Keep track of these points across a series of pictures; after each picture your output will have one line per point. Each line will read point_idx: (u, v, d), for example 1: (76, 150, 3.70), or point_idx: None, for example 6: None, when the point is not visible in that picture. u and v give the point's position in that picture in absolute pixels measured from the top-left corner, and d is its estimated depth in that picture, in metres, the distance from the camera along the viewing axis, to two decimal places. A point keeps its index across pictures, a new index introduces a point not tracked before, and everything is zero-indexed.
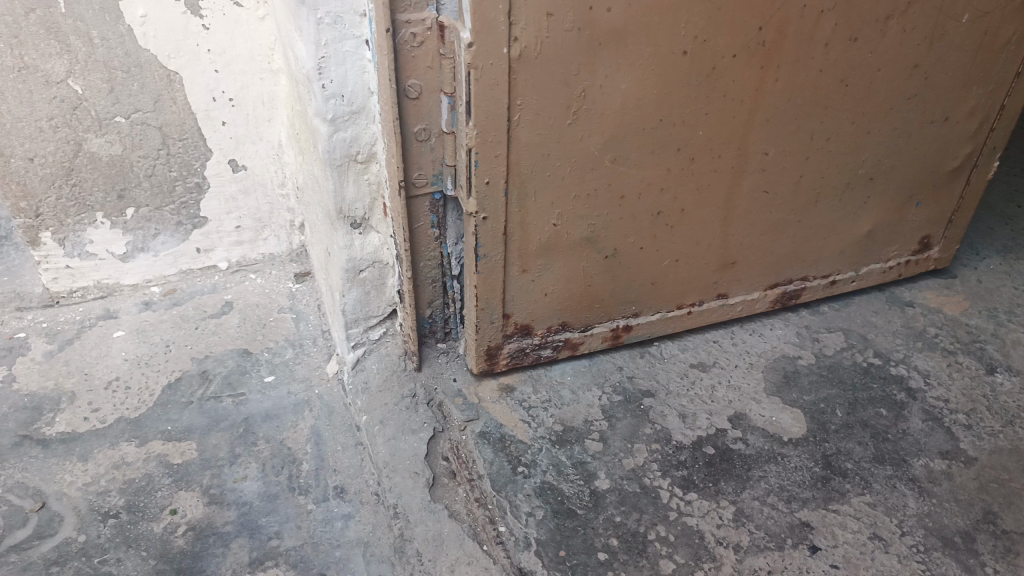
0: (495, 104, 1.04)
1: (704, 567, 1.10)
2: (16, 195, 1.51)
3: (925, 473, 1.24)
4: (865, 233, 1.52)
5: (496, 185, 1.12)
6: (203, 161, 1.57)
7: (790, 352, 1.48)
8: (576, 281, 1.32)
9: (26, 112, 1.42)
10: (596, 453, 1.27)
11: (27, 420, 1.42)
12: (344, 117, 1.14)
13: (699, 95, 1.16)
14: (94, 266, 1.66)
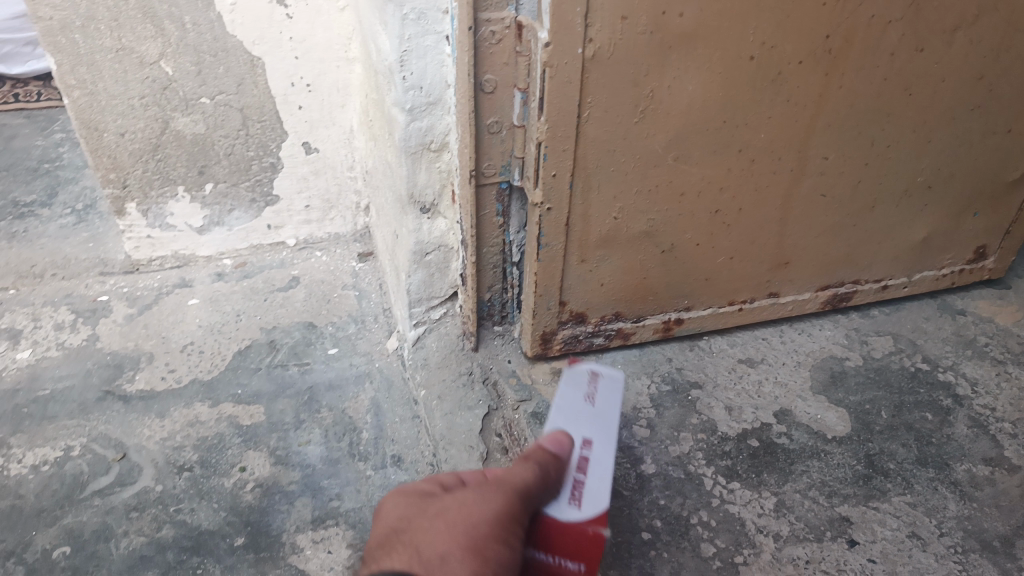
0: (567, 101, 1.09)
1: (744, 552, 1.14)
2: (107, 167, 1.61)
3: (967, 478, 1.26)
4: (920, 240, 1.54)
5: (562, 177, 1.18)
6: (279, 142, 1.66)
7: (837, 353, 1.51)
8: (632, 273, 1.37)
9: (121, 90, 1.52)
10: (644, 439, 1.32)
11: (109, 376, 1.52)
12: (421, 107, 1.21)
13: (763, 99, 1.19)
14: (173, 237, 1.77)
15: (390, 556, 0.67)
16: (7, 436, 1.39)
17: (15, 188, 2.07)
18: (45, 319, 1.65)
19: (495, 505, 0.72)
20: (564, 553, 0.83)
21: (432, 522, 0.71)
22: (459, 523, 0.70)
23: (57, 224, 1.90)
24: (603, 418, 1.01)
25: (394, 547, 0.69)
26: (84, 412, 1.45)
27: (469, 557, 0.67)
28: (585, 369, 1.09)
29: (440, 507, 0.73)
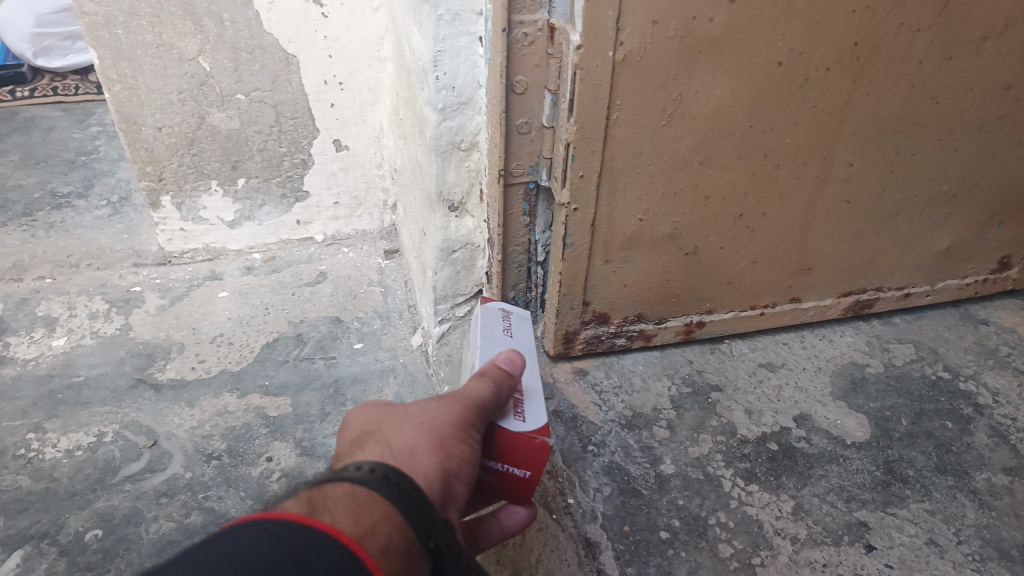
0: (596, 104, 1.11)
1: (761, 553, 1.16)
2: (143, 160, 1.66)
3: (986, 486, 1.27)
4: (943, 249, 1.54)
5: (589, 178, 1.20)
6: (310, 139, 1.70)
7: (858, 359, 1.52)
8: (655, 275, 1.38)
9: (159, 85, 1.56)
10: (663, 439, 1.33)
11: (141, 365, 1.56)
12: (452, 107, 1.23)
13: (790, 105, 1.21)
14: (205, 230, 1.81)
15: (360, 453, 0.70)
16: (43, 420, 1.44)
17: (53, 179, 2.12)
18: (80, 308, 1.70)
19: (454, 407, 0.75)
20: (511, 461, 0.84)
21: (401, 420, 0.74)
22: (425, 422, 0.73)
23: (93, 215, 1.95)
24: (522, 347, 1.01)
25: (363, 442, 0.72)
26: (117, 399, 1.49)
27: (434, 451, 0.70)
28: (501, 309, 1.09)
29: (408, 407, 0.76)
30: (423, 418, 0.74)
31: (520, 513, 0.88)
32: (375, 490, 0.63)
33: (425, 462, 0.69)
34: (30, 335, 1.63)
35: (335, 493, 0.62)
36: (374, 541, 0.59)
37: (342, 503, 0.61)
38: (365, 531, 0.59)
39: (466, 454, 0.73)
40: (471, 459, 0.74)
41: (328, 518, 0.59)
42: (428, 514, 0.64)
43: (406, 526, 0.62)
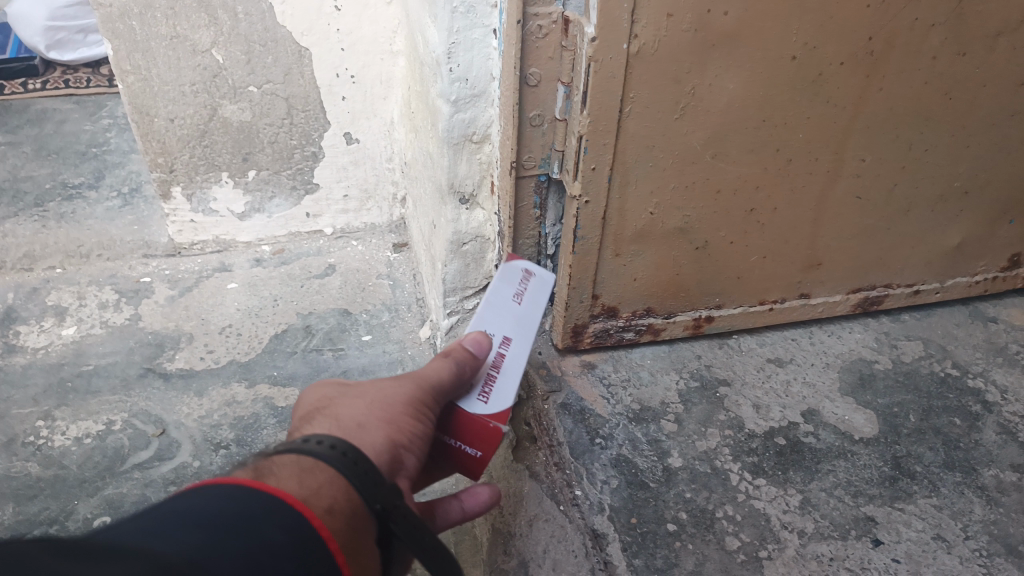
0: (609, 96, 1.11)
1: (768, 547, 1.16)
2: (155, 151, 1.67)
3: (994, 483, 1.27)
4: (954, 246, 1.54)
5: (601, 171, 1.20)
6: (321, 132, 1.71)
7: (867, 356, 1.52)
8: (665, 269, 1.39)
9: (173, 77, 1.56)
10: (671, 433, 1.33)
11: (151, 355, 1.57)
12: (465, 99, 1.24)
13: (802, 99, 1.21)
14: (215, 222, 1.82)
15: (311, 427, 0.72)
16: (53, 408, 1.44)
17: (64, 170, 2.13)
18: (90, 298, 1.71)
19: (407, 387, 0.78)
20: (464, 439, 0.87)
21: (355, 397, 0.77)
22: (377, 400, 0.76)
23: (104, 206, 1.96)
24: (527, 319, 0.97)
25: (314, 417, 0.74)
26: (126, 388, 1.49)
27: (383, 426, 0.73)
28: (523, 268, 1.00)
29: (362, 386, 0.78)
30: (375, 397, 0.76)
31: (482, 493, 0.89)
32: (318, 459, 0.65)
33: (373, 436, 0.72)
34: (40, 324, 1.64)
35: (280, 461, 0.64)
36: (319, 500, 0.61)
37: (288, 468, 0.63)
38: (309, 492, 0.61)
39: (417, 430, 0.76)
40: (420, 435, 0.76)
41: (274, 481, 0.61)
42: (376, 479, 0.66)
43: (352, 490, 0.64)
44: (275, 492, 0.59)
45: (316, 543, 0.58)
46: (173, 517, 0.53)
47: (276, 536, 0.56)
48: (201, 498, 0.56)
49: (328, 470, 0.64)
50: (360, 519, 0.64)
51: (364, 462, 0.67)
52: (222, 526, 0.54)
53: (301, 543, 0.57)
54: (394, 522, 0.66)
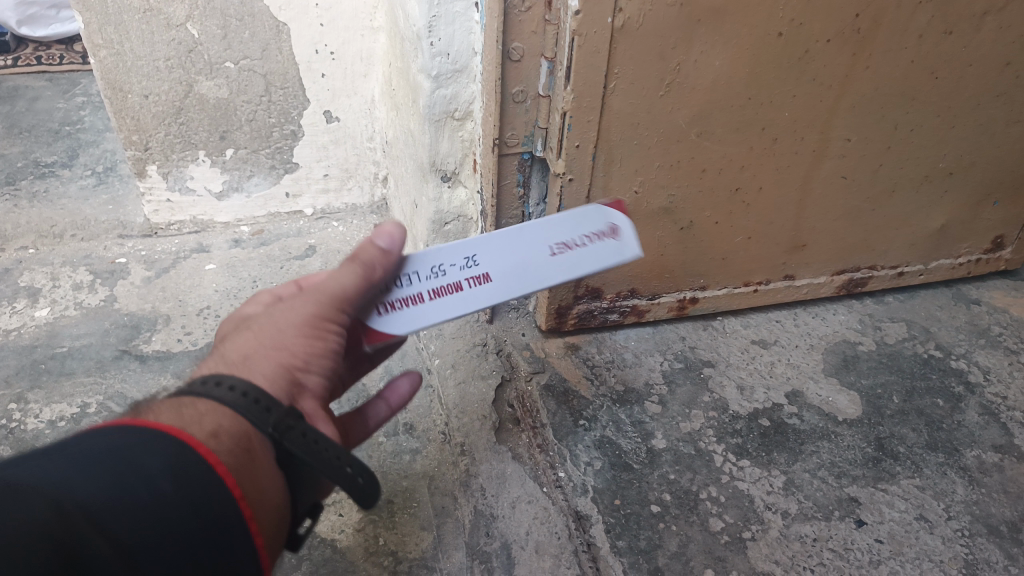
0: (594, 72, 1.09)
1: (752, 528, 1.15)
2: (130, 128, 1.63)
3: (976, 463, 1.27)
4: (938, 228, 1.54)
5: (585, 148, 1.18)
6: (300, 110, 1.67)
7: (851, 337, 1.51)
8: (650, 249, 1.37)
9: (147, 51, 1.52)
10: (655, 414, 1.33)
11: (127, 336, 1.53)
12: (447, 74, 1.21)
13: (787, 78, 1.19)
14: (192, 202, 1.78)
15: (202, 369, 0.72)
16: (25, 390, 1.41)
17: (37, 149, 2.08)
18: (64, 279, 1.67)
19: (298, 302, 0.74)
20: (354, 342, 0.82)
21: (248, 327, 0.75)
22: (267, 328, 0.74)
23: (78, 185, 1.92)
24: (533, 270, 0.81)
25: (211, 354, 0.74)
26: (101, 370, 1.46)
27: (270, 355, 0.72)
28: (612, 225, 0.83)
29: (257, 315, 0.76)
30: (267, 324, 0.74)
31: (403, 387, 0.94)
32: (198, 395, 0.66)
33: (259, 369, 0.71)
34: (12, 305, 1.60)
35: (160, 401, 0.66)
36: (201, 428, 0.63)
37: (165, 405, 0.65)
38: (190, 423, 0.63)
39: (315, 351, 0.74)
40: (322, 353, 0.74)
41: (153, 417, 0.62)
42: (260, 410, 0.66)
43: (235, 418, 0.66)
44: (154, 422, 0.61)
45: (198, 464, 0.60)
46: (52, 446, 0.57)
47: (152, 459, 0.58)
48: (87, 429, 0.60)
49: (207, 401, 0.65)
50: (249, 442, 0.65)
51: (252, 391, 0.67)
52: (96, 451, 0.57)
53: (184, 466, 0.59)
54: (291, 442, 0.66)
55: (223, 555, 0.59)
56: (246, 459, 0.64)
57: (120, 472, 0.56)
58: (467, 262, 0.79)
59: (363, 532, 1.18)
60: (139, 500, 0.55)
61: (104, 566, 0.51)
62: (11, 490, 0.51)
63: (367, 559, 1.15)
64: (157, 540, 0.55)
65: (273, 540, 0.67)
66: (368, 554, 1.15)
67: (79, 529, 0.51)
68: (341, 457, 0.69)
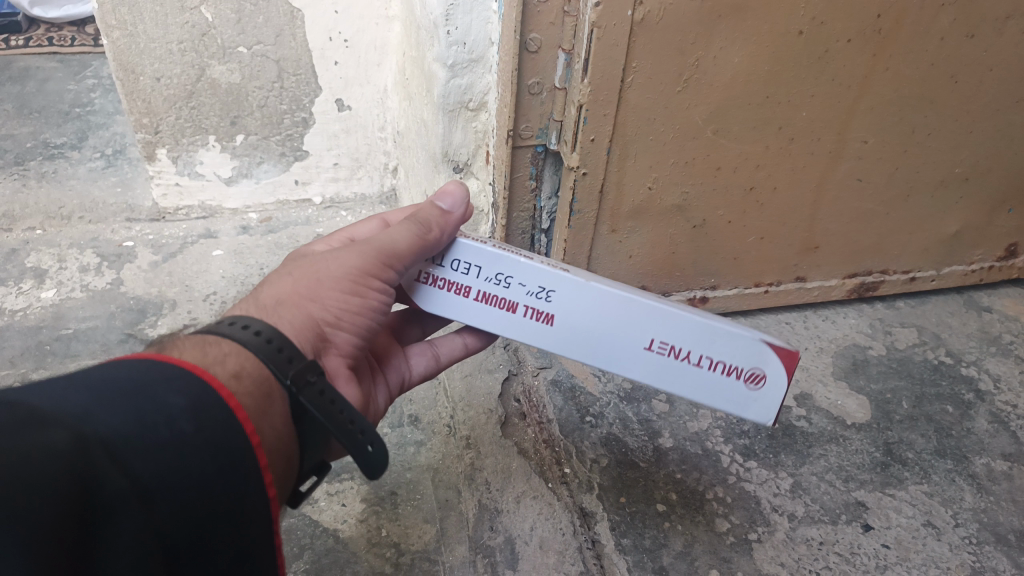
0: (612, 64, 1.08)
1: (758, 529, 1.14)
2: (140, 111, 1.62)
3: (985, 471, 1.26)
4: (952, 234, 1.53)
5: (600, 142, 1.17)
6: (312, 97, 1.67)
7: (861, 341, 1.50)
8: (662, 247, 1.36)
9: (160, 33, 1.51)
10: (662, 413, 1.33)
11: (132, 320, 1.52)
12: (462, 64, 1.20)
13: (807, 76, 1.18)
14: (201, 186, 1.77)
15: (242, 304, 0.79)
16: (30, 370, 1.40)
17: (46, 130, 2.07)
18: (71, 261, 1.66)
19: (343, 259, 0.80)
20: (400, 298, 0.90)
21: (287, 271, 0.82)
22: (308, 273, 0.80)
23: (86, 167, 1.91)
24: (604, 339, 0.88)
25: (253, 291, 0.81)
26: (106, 352, 1.45)
27: (306, 302, 0.78)
28: (748, 367, 0.88)
29: (301, 263, 0.82)
30: (306, 271, 0.81)
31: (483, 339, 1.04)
32: (223, 336, 0.72)
33: (289, 314, 0.77)
34: (18, 286, 1.59)
35: (186, 338, 0.71)
36: (223, 368, 0.68)
37: (190, 345, 0.70)
38: (212, 361, 0.68)
39: (346, 305, 0.80)
40: (354, 309, 0.81)
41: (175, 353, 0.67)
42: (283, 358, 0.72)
43: (257, 363, 0.71)
44: (176, 364, 0.64)
45: (215, 408, 0.62)
46: (65, 378, 0.58)
47: (172, 399, 0.60)
48: (103, 366, 0.62)
49: (232, 342, 0.71)
50: (269, 390, 0.70)
51: (275, 339, 0.73)
52: (114, 387, 0.58)
53: (199, 407, 0.61)
54: (305, 398, 0.72)
55: (235, 497, 0.62)
56: (263, 402, 0.69)
57: (140, 408, 0.58)
58: (541, 293, 0.86)
59: (365, 522, 1.17)
60: (156, 433, 0.57)
61: (122, 500, 0.53)
62: (36, 416, 0.51)
63: (369, 550, 1.13)
64: (170, 479, 0.57)
65: (281, 483, 0.72)
66: (371, 544, 1.13)
67: (100, 461, 0.52)
68: (354, 421, 0.74)
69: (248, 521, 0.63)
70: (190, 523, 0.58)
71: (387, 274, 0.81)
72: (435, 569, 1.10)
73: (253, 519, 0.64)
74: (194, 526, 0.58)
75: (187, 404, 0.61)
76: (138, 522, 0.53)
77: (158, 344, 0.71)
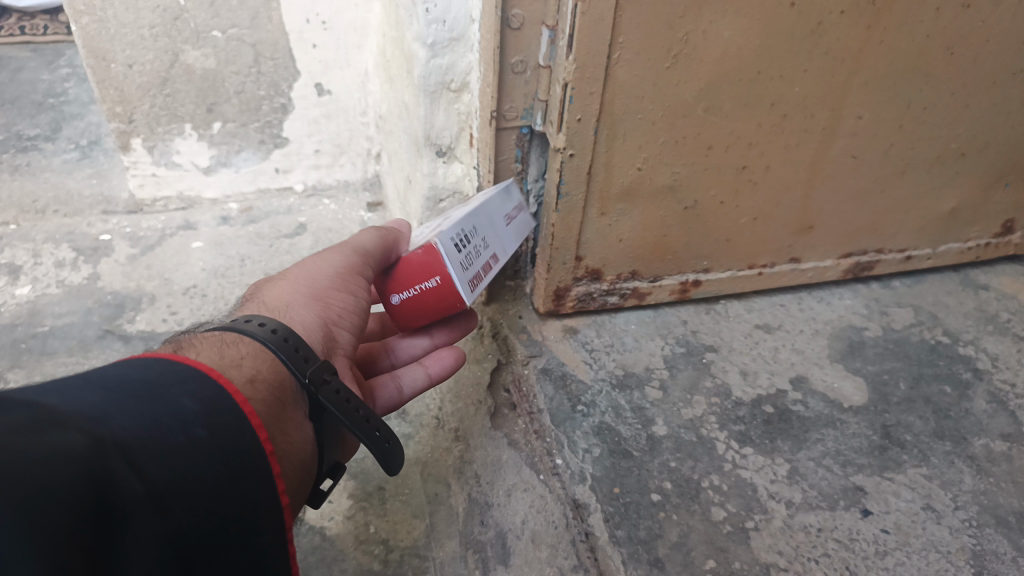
0: (598, 41, 1.04)
1: (755, 517, 1.12)
2: (113, 100, 1.57)
3: (984, 452, 1.23)
4: (948, 211, 1.50)
5: (587, 122, 1.13)
6: (291, 82, 1.62)
7: (856, 322, 1.48)
8: (652, 229, 1.33)
9: (131, 18, 1.46)
10: (656, 400, 1.28)
11: (110, 316, 1.48)
12: (443, 43, 1.16)
13: (800, 50, 1.14)
14: (179, 176, 1.73)
15: (243, 310, 0.86)
16: (5, 369, 1.36)
17: (19, 121, 2.02)
18: (46, 256, 1.62)
19: (331, 259, 0.91)
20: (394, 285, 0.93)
21: (281, 281, 0.91)
22: (303, 280, 0.90)
23: (61, 159, 1.86)
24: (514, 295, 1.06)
25: (249, 302, 0.88)
26: (84, 349, 1.41)
27: (310, 303, 0.87)
28: None
29: (291, 273, 0.91)
30: (299, 276, 0.91)
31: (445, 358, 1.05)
32: (240, 335, 0.77)
33: (300, 314, 0.85)
34: None
35: (207, 337, 0.76)
36: (238, 372, 0.72)
37: (208, 345, 0.74)
38: (230, 364, 0.72)
39: (344, 303, 0.90)
40: (350, 305, 0.90)
41: (192, 355, 0.71)
42: (301, 354, 0.78)
43: (275, 363, 0.76)
44: (193, 366, 0.67)
45: (229, 413, 0.65)
46: (79, 379, 0.59)
47: (186, 403, 0.62)
48: (114, 366, 0.64)
49: (251, 344, 0.76)
50: (284, 391, 0.75)
51: (289, 337, 0.78)
52: (131, 390, 0.60)
53: (212, 410, 0.64)
54: (323, 397, 0.77)
55: (247, 499, 0.63)
56: (274, 408, 0.73)
57: (155, 412, 0.59)
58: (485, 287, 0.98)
59: (353, 519, 1.16)
60: (169, 438, 0.58)
61: (137, 506, 0.52)
62: (53, 418, 0.50)
63: (356, 547, 1.12)
64: (184, 483, 0.57)
65: (295, 487, 0.76)
66: (358, 542, 1.13)
67: (118, 464, 0.52)
68: (369, 418, 0.80)
69: (258, 526, 0.64)
70: (202, 529, 0.58)
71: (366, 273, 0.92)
72: (424, 566, 1.08)
73: (261, 525, 0.65)
74: (206, 532, 0.58)
75: (199, 408, 0.63)
76: (154, 527, 0.53)
77: (176, 344, 0.75)
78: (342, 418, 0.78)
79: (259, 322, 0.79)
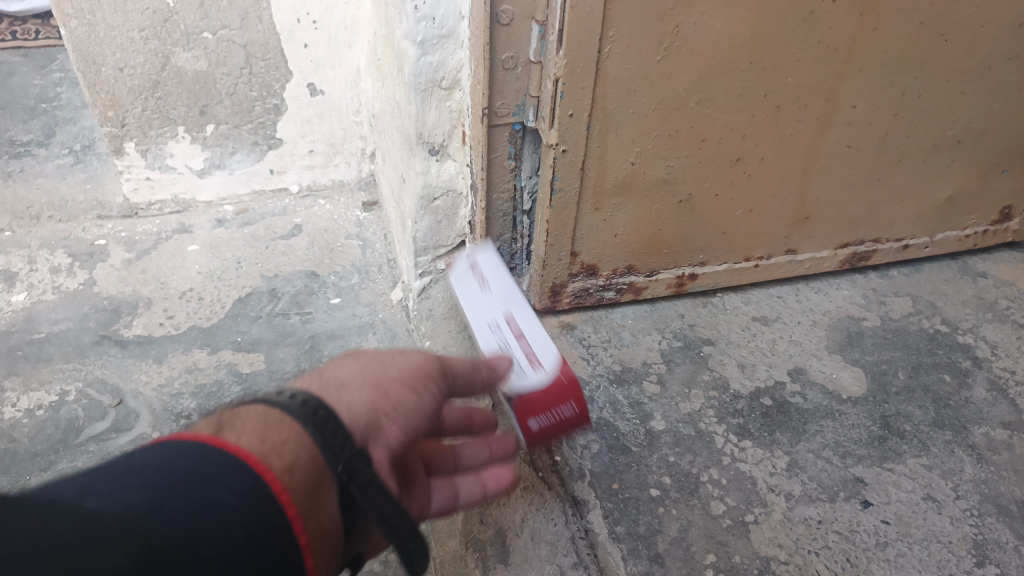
0: (589, 34, 1.03)
1: (755, 511, 1.11)
2: (105, 104, 1.57)
3: (985, 441, 1.23)
4: (945, 199, 1.49)
5: (579, 117, 1.13)
6: (282, 82, 1.62)
7: (854, 313, 1.47)
8: (648, 223, 1.32)
9: (120, 21, 1.46)
10: (654, 395, 1.28)
11: (107, 321, 1.49)
12: (433, 40, 1.16)
13: (793, 40, 1.13)
14: (173, 179, 1.72)
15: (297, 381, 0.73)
16: (2, 377, 1.37)
17: (12, 127, 2.01)
18: (41, 262, 1.62)
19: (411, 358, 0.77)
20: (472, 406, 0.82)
21: (351, 359, 0.76)
22: (372, 366, 0.74)
23: (54, 164, 1.85)
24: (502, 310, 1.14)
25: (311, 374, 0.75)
26: (81, 355, 1.41)
27: (367, 389, 0.72)
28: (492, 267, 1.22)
29: (364, 354, 0.77)
30: (372, 360, 0.76)
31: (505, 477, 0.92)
32: (273, 409, 0.64)
33: (351, 398, 0.70)
34: None
35: (249, 413, 0.64)
36: (277, 458, 0.61)
37: (251, 424, 0.63)
38: (269, 448, 0.61)
39: (408, 402, 0.73)
40: (414, 407, 0.74)
41: (233, 436, 0.62)
42: (335, 441, 0.64)
43: (308, 441, 0.63)
44: (227, 451, 0.60)
45: (266, 506, 0.59)
46: (97, 469, 0.57)
47: (223, 498, 0.57)
48: (147, 452, 0.59)
49: (292, 427, 0.63)
50: (319, 479, 0.63)
51: (321, 411, 0.65)
52: (170, 480, 0.57)
53: (251, 502, 0.58)
54: (354, 489, 0.63)
55: None
56: (306, 499, 0.62)
57: (193, 503, 0.56)
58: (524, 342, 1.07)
59: None
60: (207, 536, 0.55)
61: None
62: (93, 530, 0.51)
63: None
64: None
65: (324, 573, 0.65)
66: None
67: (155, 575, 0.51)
68: (399, 514, 0.65)
69: None
70: None
71: (434, 385, 0.77)
72: None
73: None
74: None
75: (236, 503, 0.58)
76: None
77: (218, 417, 0.65)
78: (371, 512, 0.64)
79: (298, 396, 0.66)
